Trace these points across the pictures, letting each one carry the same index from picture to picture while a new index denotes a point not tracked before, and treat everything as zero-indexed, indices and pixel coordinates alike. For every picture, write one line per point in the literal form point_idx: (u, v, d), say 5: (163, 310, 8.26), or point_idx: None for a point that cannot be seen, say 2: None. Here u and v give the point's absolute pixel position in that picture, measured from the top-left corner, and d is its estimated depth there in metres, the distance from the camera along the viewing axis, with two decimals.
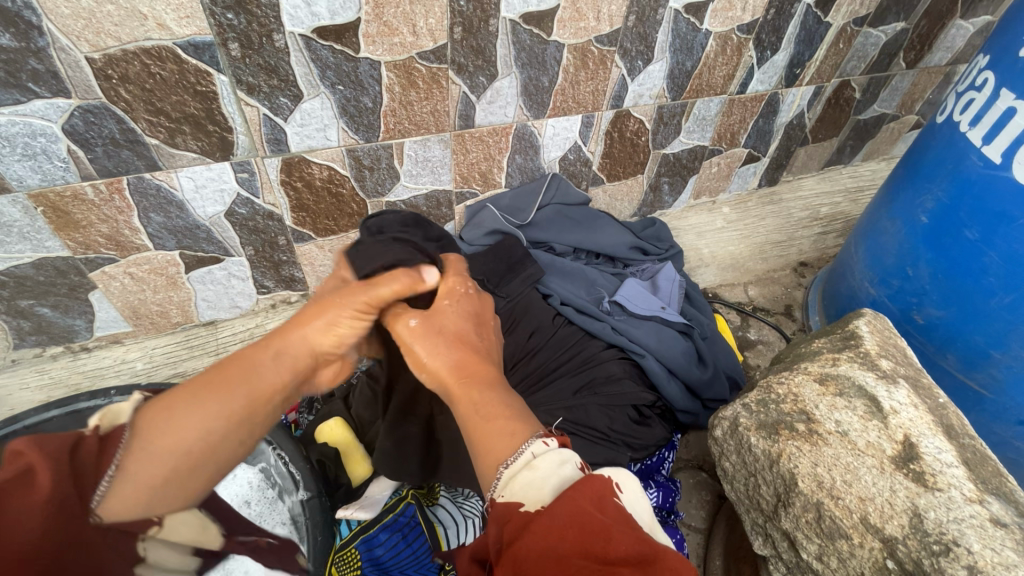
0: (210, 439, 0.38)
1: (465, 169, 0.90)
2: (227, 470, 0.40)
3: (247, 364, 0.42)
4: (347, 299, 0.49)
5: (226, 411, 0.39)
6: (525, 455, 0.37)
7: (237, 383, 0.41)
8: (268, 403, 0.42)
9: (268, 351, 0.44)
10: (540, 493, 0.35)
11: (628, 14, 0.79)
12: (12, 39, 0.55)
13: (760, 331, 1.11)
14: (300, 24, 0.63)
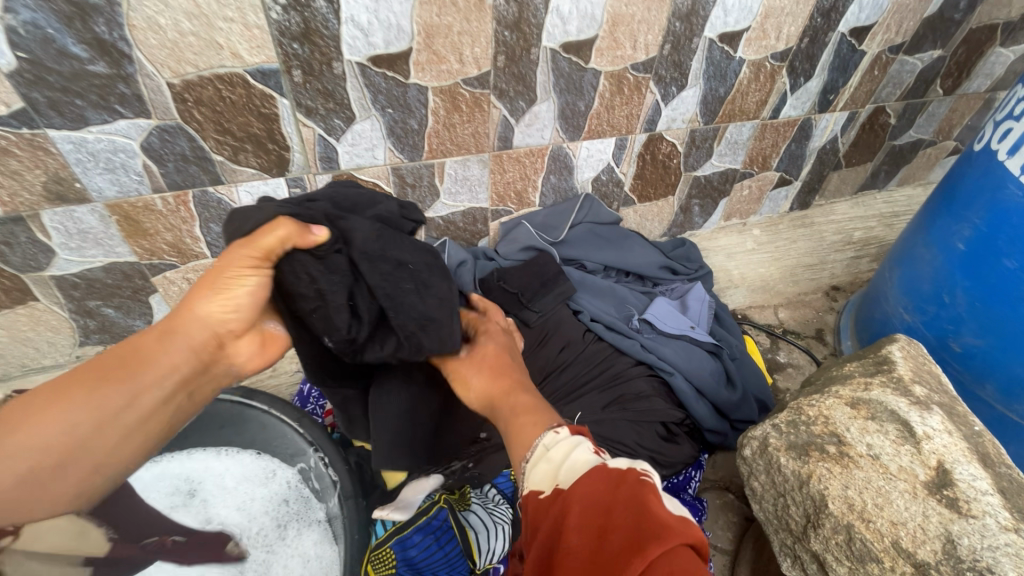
0: (69, 434, 0.47)
1: (502, 188, 0.93)
2: (103, 461, 0.50)
3: (143, 351, 0.50)
4: (228, 264, 0.48)
5: (82, 407, 0.47)
6: (540, 448, 0.43)
7: (86, 383, 0.48)
8: (111, 392, 0.48)
9: (150, 338, 0.51)
10: (553, 477, 0.39)
11: (664, 43, 0.82)
12: (105, 66, 0.61)
13: (790, 354, 1.11)
14: (357, 52, 0.68)
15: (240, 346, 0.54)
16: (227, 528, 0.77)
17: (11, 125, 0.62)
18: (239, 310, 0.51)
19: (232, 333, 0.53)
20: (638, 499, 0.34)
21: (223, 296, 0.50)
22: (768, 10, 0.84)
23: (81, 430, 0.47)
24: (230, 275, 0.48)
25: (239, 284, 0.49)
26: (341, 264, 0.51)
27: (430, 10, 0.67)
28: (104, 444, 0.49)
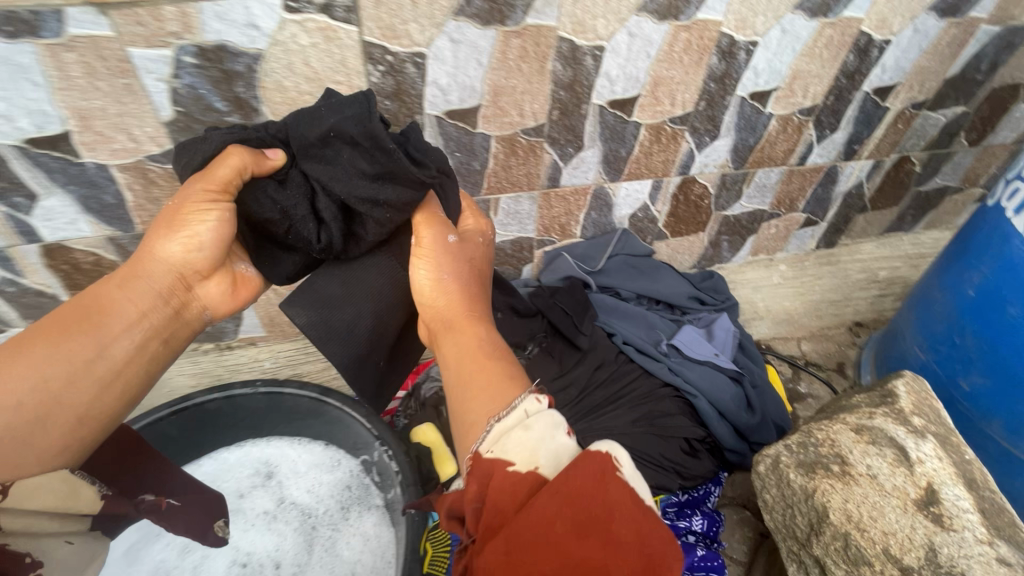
0: (45, 387, 0.53)
1: (548, 221, 1.05)
2: (91, 408, 0.56)
3: (103, 304, 0.57)
4: (190, 211, 0.56)
5: (61, 359, 0.54)
6: (520, 413, 0.48)
7: (56, 337, 0.55)
8: (78, 342, 0.55)
9: (111, 288, 0.58)
10: (534, 456, 0.44)
11: (699, 101, 0.93)
12: (239, 118, 0.75)
13: (811, 385, 1.18)
14: (436, 107, 0.81)
15: (205, 287, 0.62)
16: (301, 507, 0.89)
17: (160, 162, 0.77)
18: (201, 251, 0.59)
19: (196, 275, 0.61)
20: (626, 501, 0.40)
21: (182, 237, 0.58)
22: (796, 72, 0.94)
23: (60, 383, 0.54)
24: (189, 213, 0.57)
25: (199, 223, 0.58)
26: (297, 178, 0.60)
27: (500, 74, 0.80)
28: (87, 393, 0.55)
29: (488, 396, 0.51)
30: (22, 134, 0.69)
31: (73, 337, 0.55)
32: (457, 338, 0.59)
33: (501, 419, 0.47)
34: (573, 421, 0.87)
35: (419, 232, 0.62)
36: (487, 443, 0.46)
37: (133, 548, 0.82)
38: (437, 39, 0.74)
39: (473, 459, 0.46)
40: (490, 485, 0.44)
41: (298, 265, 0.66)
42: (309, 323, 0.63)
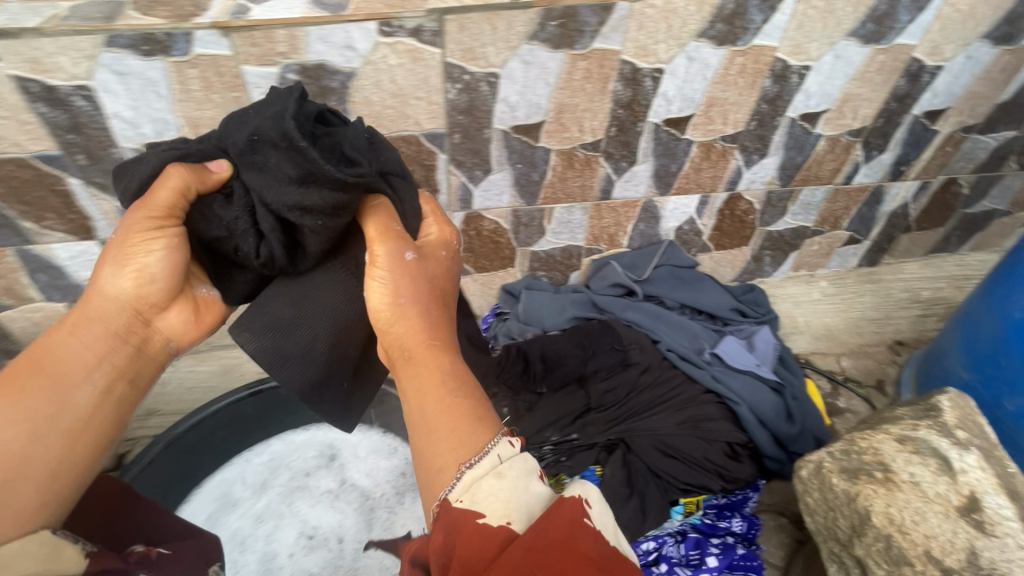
0: (11, 448, 0.55)
1: (597, 231, 1.10)
2: (61, 460, 0.57)
3: (56, 355, 0.59)
4: (131, 248, 0.58)
5: (22, 415, 0.56)
6: (493, 460, 0.48)
7: (11, 394, 0.56)
8: (35, 396, 0.57)
9: (61, 336, 0.59)
10: (506, 508, 0.43)
11: (750, 121, 0.97)
12: None
13: (849, 400, 1.20)
14: (504, 122, 0.88)
15: (162, 316, 0.63)
16: (361, 489, 0.93)
17: None
18: (154, 279, 0.60)
19: (152, 305, 0.62)
20: (600, 549, 0.40)
21: (131, 268, 0.59)
22: (846, 95, 0.97)
23: (25, 439, 0.55)
24: (134, 242, 0.58)
25: (145, 253, 0.59)
26: (240, 193, 0.58)
27: (565, 93, 0.86)
28: (54, 443, 0.57)
29: (445, 441, 0.51)
30: (144, 139, 0.78)
31: (30, 392, 0.57)
32: (416, 372, 0.57)
33: (473, 466, 0.47)
34: (620, 421, 0.92)
35: (374, 250, 0.59)
36: (456, 492, 0.46)
37: (211, 516, 0.88)
38: (510, 61, 0.80)
39: (441, 505, 0.46)
40: (458, 535, 0.43)
41: (252, 282, 0.66)
42: (260, 348, 0.61)
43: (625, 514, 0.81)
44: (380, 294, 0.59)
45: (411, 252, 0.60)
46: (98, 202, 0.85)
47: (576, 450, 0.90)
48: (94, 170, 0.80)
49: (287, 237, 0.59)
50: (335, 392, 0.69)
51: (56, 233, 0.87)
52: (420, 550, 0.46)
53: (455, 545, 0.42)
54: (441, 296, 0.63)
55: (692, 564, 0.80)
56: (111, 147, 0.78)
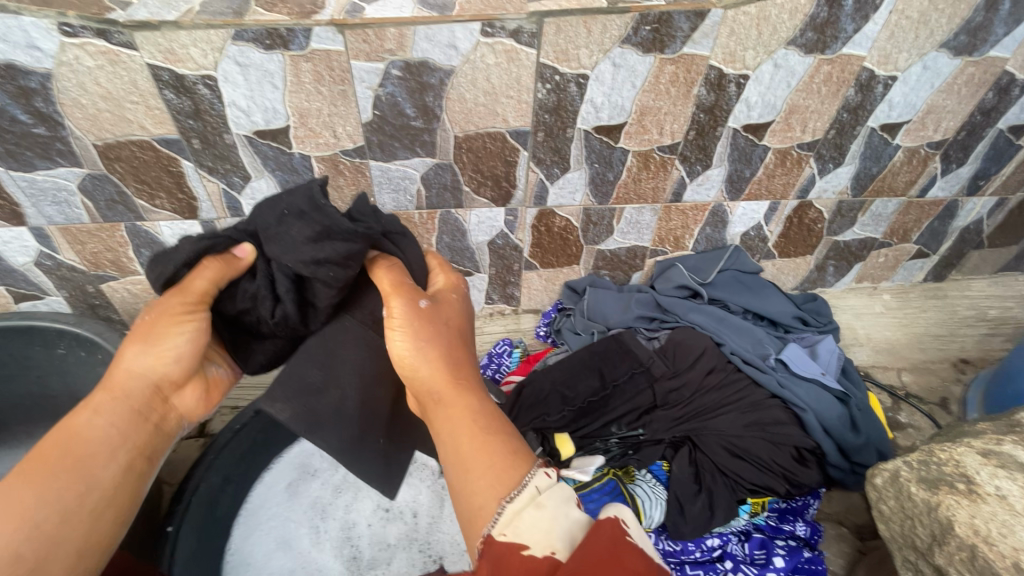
0: (41, 526, 0.52)
1: (664, 232, 1.11)
2: (92, 532, 0.55)
3: (85, 432, 0.57)
4: (171, 325, 0.60)
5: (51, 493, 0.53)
6: (531, 490, 0.47)
7: (39, 476, 0.54)
8: (61, 477, 0.54)
9: (80, 416, 0.58)
10: (549, 536, 0.43)
11: (829, 129, 0.97)
12: (421, 122, 0.87)
13: (911, 416, 1.18)
14: (587, 122, 0.90)
15: (177, 397, 0.64)
16: (434, 467, 0.96)
17: (350, 155, 0.90)
18: (179, 359, 0.62)
19: (170, 386, 0.63)
20: (647, 569, 0.39)
21: (157, 350, 0.61)
22: (930, 107, 0.97)
23: (54, 518, 0.53)
24: (165, 326, 0.60)
25: (173, 336, 0.61)
26: (261, 265, 0.61)
27: (649, 96, 0.88)
28: (82, 523, 0.54)
29: (485, 475, 0.49)
30: (254, 126, 0.84)
31: (56, 470, 0.55)
32: (443, 416, 0.55)
33: (512, 499, 0.46)
34: (685, 420, 0.94)
35: (387, 300, 0.60)
36: (499, 525, 0.45)
37: (293, 484, 0.92)
38: (601, 63, 0.82)
39: (484, 542, 0.45)
40: (501, 568, 0.42)
41: (270, 351, 0.68)
42: (293, 416, 0.61)
43: (693, 511, 0.84)
44: (400, 344, 0.58)
45: (423, 298, 0.61)
46: (205, 184, 0.91)
47: (643, 445, 0.93)
48: (206, 154, 0.86)
49: (300, 297, 0.62)
50: (371, 454, 0.67)
51: (164, 211, 0.94)
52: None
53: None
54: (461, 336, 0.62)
55: (759, 562, 0.82)
56: (224, 133, 0.84)
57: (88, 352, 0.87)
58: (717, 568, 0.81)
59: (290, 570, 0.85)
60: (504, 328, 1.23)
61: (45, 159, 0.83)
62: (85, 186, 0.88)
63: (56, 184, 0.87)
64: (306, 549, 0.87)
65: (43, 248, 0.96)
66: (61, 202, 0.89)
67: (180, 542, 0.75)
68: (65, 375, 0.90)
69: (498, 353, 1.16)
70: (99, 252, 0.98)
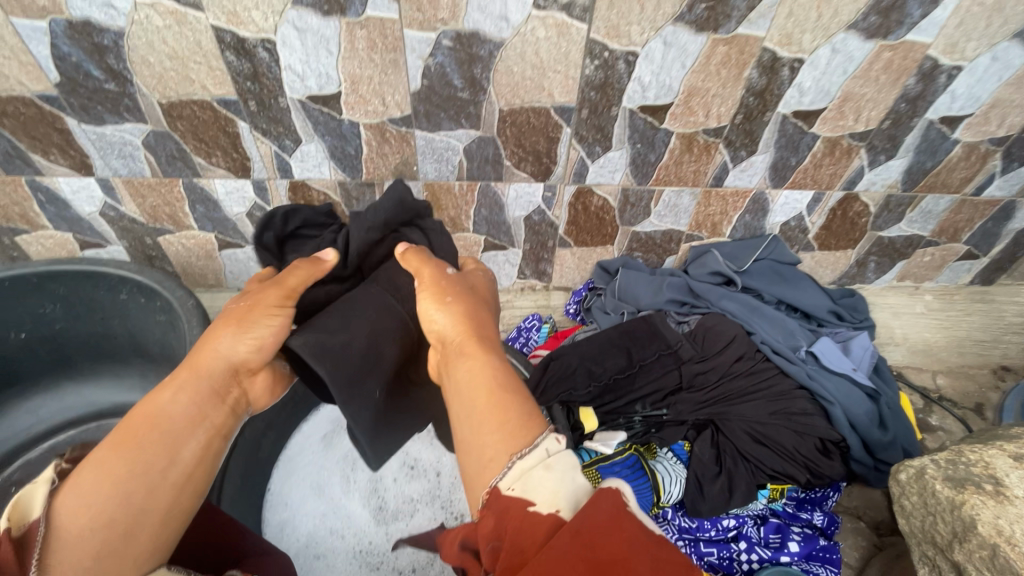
0: (128, 496, 0.50)
1: (701, 217, 1.10)
2: (175, 505, 0.53)
3: (165, 409, 0.55)
4: (262, 310, 0.61)
5: (142, 465, 0.52)
6: (542, 452, 0.48)
7: (130, 447, 0.52)
8: (153, 449, 0.53)
9: (166, 391, 0.57)
10: (554, 497, 0.45)
11: (884, 119, 0.94)
12: (468, 94, 0.88)
13: (942, 419, 1.16)
14: (633, 101, 0.90)
15: (252, 383, 0.63)
16: None
17: (397, 125, 0.92)
18: (263, 350, 0.62)
19: (249, 371, 0.62)
20: (646, 536, 0.41)
21: (247, 334, 0.61)
22: (996, 100, 0.93)
23: (144, 489, 0.51)
24: (259, 316, 0.61)
25: (262, 326, 0.61)
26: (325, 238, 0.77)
27: (699, 77, 0.86)
28: (169, 495, 0.53)
29: (496, 433, 0.51)
30: (307, 91, 0.86)
31: (147, 443, 0.53)
32: (461, 369, 0.58)
33: (523, 457, 0.48)
34: (709, 403, 0.95)
35: (419, 271, 0.67)
36: (508, 479, 0.47)
37: (328, 435, 0.97)
38: (652, 41, 0.82)
39: (491, 493, 0.47)
40: (506, 521, 0.44)
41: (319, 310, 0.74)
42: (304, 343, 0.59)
43: (713, 492, 0.86)
44: (432, 307, 0.63)
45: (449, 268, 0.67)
46: (259, 146, 0.94)
47: (665, 424, 0.94)
48: (261, 116, 0.90)
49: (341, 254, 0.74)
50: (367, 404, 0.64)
51: (219, 169, 0.98)
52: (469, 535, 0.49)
53: (505, 534, 0.44)
54: (483, 307, 0.66)
55: (773, 546, 0.84)
56: (279, 96, 0.87)
57: (147, 299, 0.93)
58: (730, 547, 0.84)
59: (323, 514, 0.90)
60: (533, 303, 1.25)
61: (114, 113, 0.88)
62: (149, 142, 0.93)
63: (123, 139, 0.92)
64: (337, 496, 0.92)
65: (107, 199, 1.02)
66: (126, 156, 0.95)
67: (227, 478, 0.79)
68: (127, 319, 0.97)
69: (527, 327, 1.19)
70: (158, 206, 1.04)
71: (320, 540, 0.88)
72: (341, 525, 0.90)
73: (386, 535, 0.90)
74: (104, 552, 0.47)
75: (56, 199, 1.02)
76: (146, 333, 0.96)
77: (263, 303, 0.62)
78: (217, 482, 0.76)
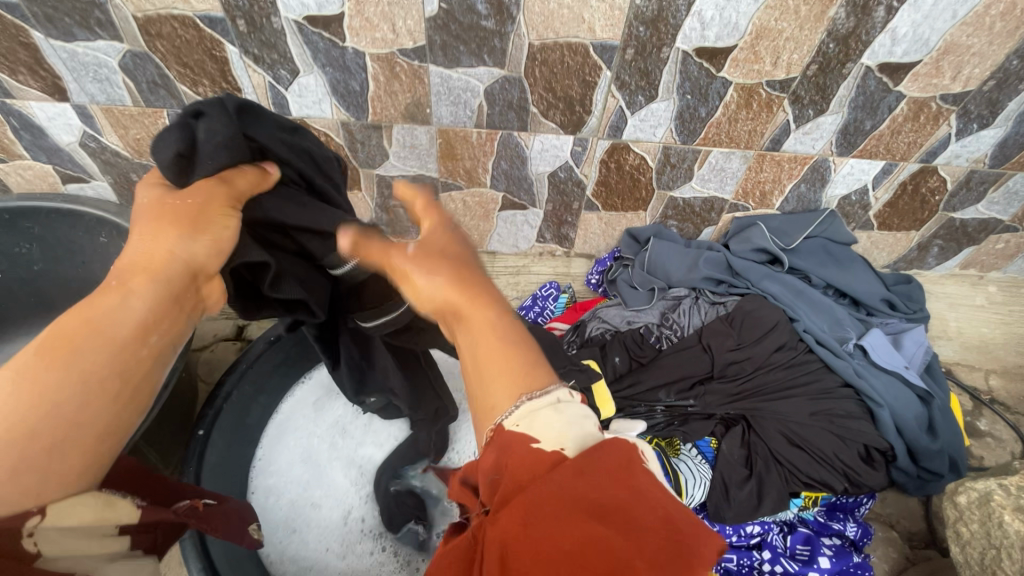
0: (53, 415, 0.38)
1: (750, 185, 0.97)
2: (113, 428, 0.41)
3: (102, 312, 0.41)
4: (213, 202, 0.49)
5: (77, 379, 0.39)
6: (551, 396, 0.39)
7: (58, 358, 0.39)
8: (90, 359, 0.40)
9: (109, 293, 0.42)
10: (561, 436, 0.36)
11: (988, 79, 0.79)
12: (493, 23, 0.74)
13: (993, 424, 1.03)
14: (688, 42, 0.75)
15: (209, 289, 0.49)
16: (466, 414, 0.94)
17: (409, 57, 0.79)
18: (223, 253, 0.49)
19: (208, 275, 0.48)
20: (664, 495, 0.34)
21: (208, 235, 0.47)
22: None
23: (73, 405, 0.39)
24: (215, 215, 0.49)
25: (224, 232, 0.49)
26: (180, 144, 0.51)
27: (772, 14, 0.71)
28: (103, 414, 0.40)
29: (499, 376, 0.40)
30: (305, 11, 0.73)
31: (85, 354, 0.40)
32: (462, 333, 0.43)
33: (532, 397, 0.38)
34: (742, 397, 0.88)
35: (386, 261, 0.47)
36: (514, 415, 0.38)
37: (320, 399, 0.91)
38: None
39: (494, 429, 0.38)
40: (508, 454, 0.36)
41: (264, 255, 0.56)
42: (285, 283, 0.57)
43: (740, 496, 0.80)
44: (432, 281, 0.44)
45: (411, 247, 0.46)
46: (251, 75, 0.82)
47: (691, 417, 0.88)
48: (252, 39, 0.77)
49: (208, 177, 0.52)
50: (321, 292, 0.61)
51: (207, 100, 0.86)
52: (469, 470, 0.42)
53: (504, 467, 0.36)
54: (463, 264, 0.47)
55: (801, 559, 0.79)
56: (272, 16, 0.74)
57: (128, 244, 0.84)
58: (753, 555, 0.79)
59: (308, 483, 0.86)
60: (552, 270, 1.15)
61: (84, 28, 0.76)
62: (126, 64, 0.81)
63: (97, 59, 0.80)
64: (321, 464, 0.88)
65: (86, 128, 0.91)
66: (102, 79, 0.83)
67: (209, 448, 0.73)
68: (107, 264, 0.88)
69: (543, 296, 1.08)
70: (142, 139, 0.93)
71: (298, 511, 0.84)
72: (321, 494, 0.86)
73: (366, 503, 0.86)
74: (9, 476, 0.37)
75: (30, 126, 0.92)
76: None
77: (218, 198, 0.50)
78: (195, 453, 0.70)
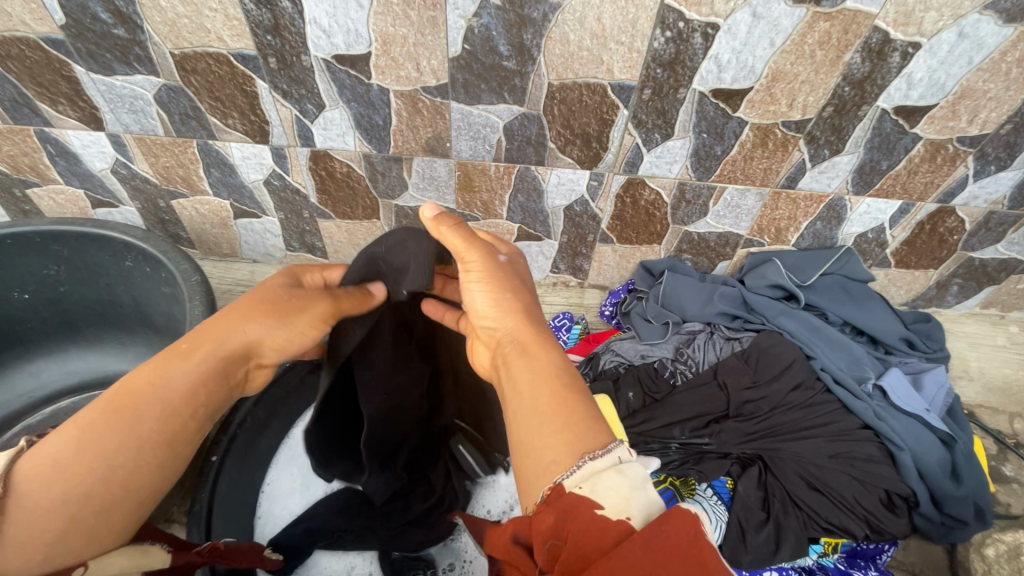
0: (113, 475, 0.45)
1: (766, 221, 0.97)
2: (159, 485, 0.49)
3: (164, 382, 0.48)
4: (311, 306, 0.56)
5: (135, 444, 0.46)
6: (613, 456, 0.40)
7: (122, 422, 0.46)
8: (149, 425, 0.47)
9: (177, 362, 0.49)
10: (626, 503, 0.37)
11: (1005, 122, 0.79)
12: (514, 64, 0.76)
13: (1020, 469, 0.99)
14: (705, 83, 0.77)
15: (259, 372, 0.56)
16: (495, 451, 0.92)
17: (431, 94, 0.81)
18: (286, 343, 0.55)
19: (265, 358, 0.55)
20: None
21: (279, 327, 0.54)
22: None
23: (129, 467, 0.46)
24: (298, 314, 0.55)
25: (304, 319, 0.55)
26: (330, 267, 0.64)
27: (788, 59, 0.73)
28: (152, 475, 0.48)
29: (560, 431, 0.42)
30: (334, 50, 0.76)
31: (146, 417, 0.47)
32: (528, 367, 0.48)
33: (594, 458, 0.39)
34: (758, 436, 0.87)
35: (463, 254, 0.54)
36: (575, 477, 0.39)
37: None
38: (738, 11, 0.68)
39: (554, 490, 0.39)
40: (571, 521, 0.36)
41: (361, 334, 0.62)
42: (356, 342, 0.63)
43: (757, 541, 0.78)
44: (507, 304, 0.52)
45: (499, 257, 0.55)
46: (278, 109, 0.85)
47: (706, 456, 0.86)
48: (281, 75, 0.80)
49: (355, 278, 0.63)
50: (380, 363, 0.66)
51: (236, 132, 0.89)
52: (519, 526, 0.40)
53: (567, 533, 0.36)
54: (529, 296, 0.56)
55: None
56: (302, 54, 0.77)
57: (152, 269, 0.86)
58: None
59: None
60: (564, 300, 1.15)
61: (124, 63, 0.80)
62: (161, 97, 0.85)
63: (133, 92, 0.84)
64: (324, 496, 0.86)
65: (119, 156, 0.95)
66: (137, 111, 0.87)
67: (222, 476, 0.72)
68: (131, 286, 0.90)
69: (556, 326, 1.08)
70: (171, 167, 0.96)
71: None
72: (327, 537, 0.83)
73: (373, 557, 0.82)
74: (71, 527, 0.44)
75: (66, 153, 0.95)
76: (150, 303, 0.90)
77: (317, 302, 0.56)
78: (209, 480, 0.70)
